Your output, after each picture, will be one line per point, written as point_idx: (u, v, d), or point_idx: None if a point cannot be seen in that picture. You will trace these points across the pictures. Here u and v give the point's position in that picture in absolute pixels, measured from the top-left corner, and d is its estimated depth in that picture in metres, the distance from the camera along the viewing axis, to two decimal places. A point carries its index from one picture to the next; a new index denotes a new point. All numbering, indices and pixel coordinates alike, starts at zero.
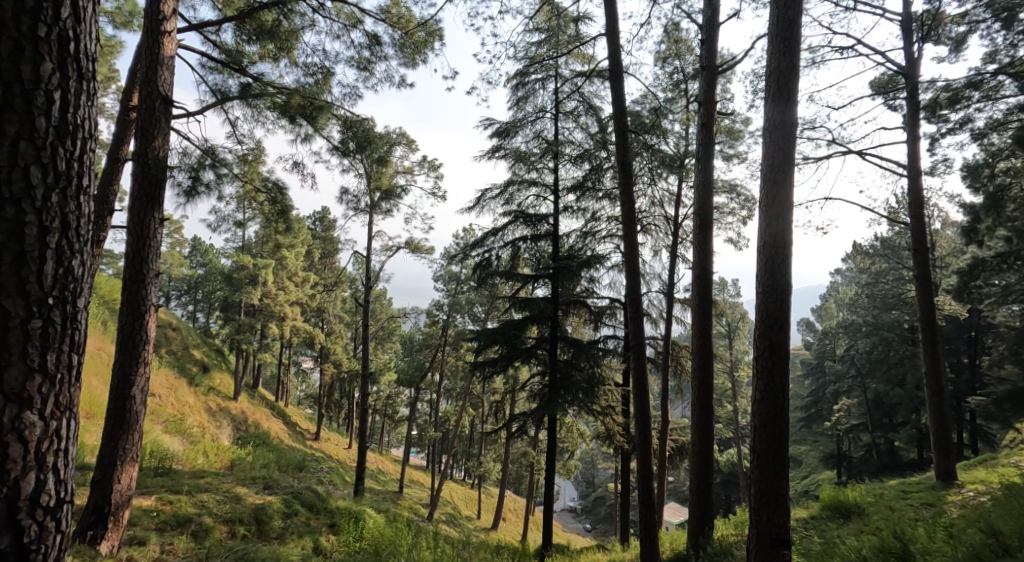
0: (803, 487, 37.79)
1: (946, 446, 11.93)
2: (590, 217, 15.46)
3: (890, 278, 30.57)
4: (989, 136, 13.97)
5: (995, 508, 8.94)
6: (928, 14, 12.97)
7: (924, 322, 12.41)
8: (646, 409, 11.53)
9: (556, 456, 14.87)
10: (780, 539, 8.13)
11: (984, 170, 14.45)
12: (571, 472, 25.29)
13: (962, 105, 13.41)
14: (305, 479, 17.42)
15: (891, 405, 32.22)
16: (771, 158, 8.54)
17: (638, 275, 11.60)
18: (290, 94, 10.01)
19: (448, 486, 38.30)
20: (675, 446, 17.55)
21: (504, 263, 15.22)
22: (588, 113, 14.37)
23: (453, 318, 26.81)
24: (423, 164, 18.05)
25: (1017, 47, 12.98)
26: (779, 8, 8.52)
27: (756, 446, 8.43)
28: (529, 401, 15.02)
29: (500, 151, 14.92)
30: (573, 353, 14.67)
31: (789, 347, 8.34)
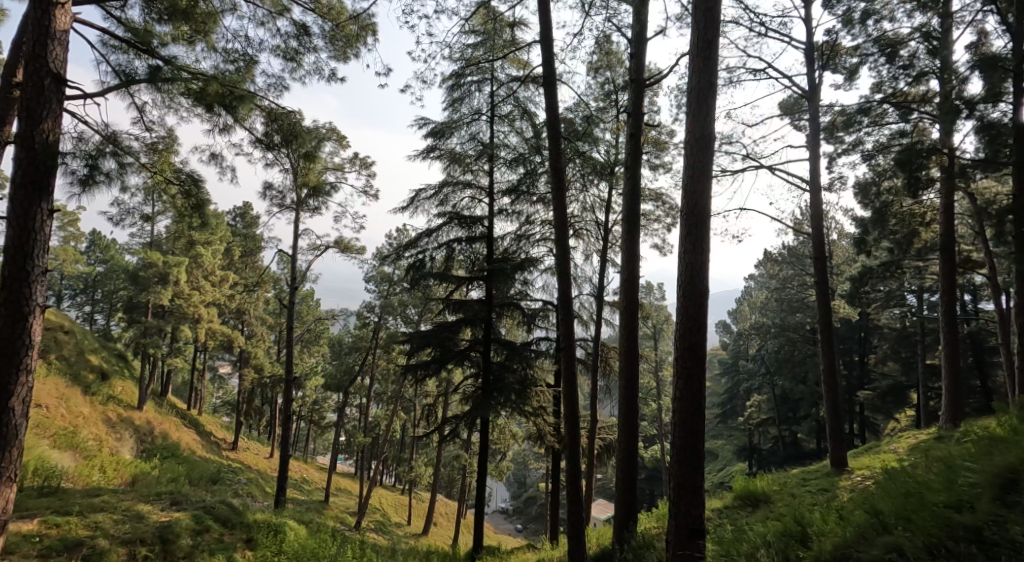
0: (719, 479, 39.56)
1: (839, 435, 12.93)
2: (524, 220, 15.90)
3: (795, 283, 32.39)
4: (876, 158, 15.15)
5: (877, 490, 9.82)
6: (828, 45, 14.01)
7: (822, 323, 13.32)
8: (572, 408, 11.96)
9: (487, 457, 15.13)
10: (696, 529, 8.69)
11: (872, 188, 15.74)
12: (502, 474, 25.74)
13: (855, 128, 14.62)
14: (216, 493, 17.08)
15: (795, 400, 34.28)
16: (693, 169, 9.11)
17: (569, 279, 12.07)
18: (207, 80, 9.92)
19: (378, 492, 38.13)
20: (604, 444, 18.12)
21: (438, 264, 15.44)
22: (523, 117, 14.80)
23: (385, 320, 26.75)
24: (355, 162, 18.05)
25: (898, 79, 14.52)
26: (700, 30, 9.12)
27: (675, 442, 8.98)
28: (462, 403, 15.23)
29: (435, 151, 15.19)
30: (505, 355, 15.03)
31: (706, 348, 8.93)
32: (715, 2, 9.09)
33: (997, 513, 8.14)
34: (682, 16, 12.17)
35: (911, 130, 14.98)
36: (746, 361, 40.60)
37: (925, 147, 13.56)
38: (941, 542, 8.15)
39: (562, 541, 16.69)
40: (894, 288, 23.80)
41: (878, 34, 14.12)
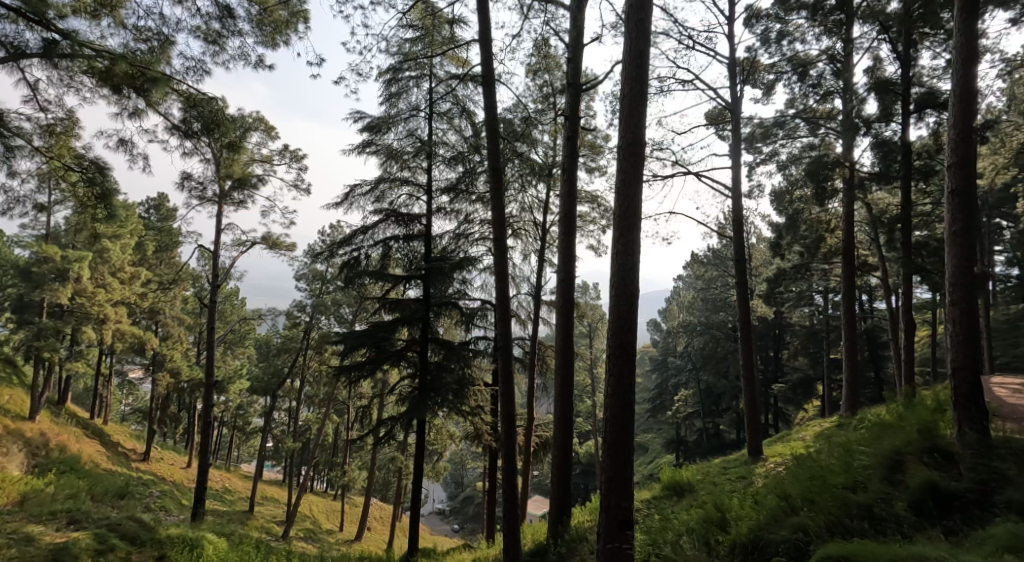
0: (649, 471, 40.81)
1: (756, 427, 13.65)
2: (463, 219, 16.07)
3: (718, 284, 33.84)
4: (789, 168, 15.94)
5: (788, 475, 10.58)
6: (748, 61, 14.91)
7: (742, 321, 14.03)
8: (509, 406, 12.23)
9: (424, 457, 15.24)
10: (625, 521, 9.08)
11: (786, 197, 16.43)
12: (438, 473, 25.88)
13: (772, 140, 15.47)
14: (122, 509, 16.30)
15: (718, 393, 35.81)
16: (625, 173, 9.50)
17: (507, 279, 12.33)
18: (114, 58, 9.47)
19: (308, 499, 37.50)
20: (540, 441, 18.45)
21: (373, 262, 15.46)
22: (461, 116, 15.01)
23: (317, 320, 26.46)
24: (285, 154, 17.70)
25: (809, 96, 15.44)
26: (632, 38, 9.52)
27: (607, 435, 9.34)
28: (398, 404, 15.31)
29: (371, 147, 15.23)
30: (442, 355, 15.16)
31: (637, 347, 9.32)
32: (646, 13, 9.51)
33: (885, 492, 9.17)
34: (617, 24, 12.61)
35: (820, 143, 15.87)
36: (674, 358, 41.76)
37: (829, 160, 14.91)
38: (838, 520, 8.96)
39: (499, 539, 16.95)
40: (804, 289, 25.02)
41: (792, 53, 15.06)
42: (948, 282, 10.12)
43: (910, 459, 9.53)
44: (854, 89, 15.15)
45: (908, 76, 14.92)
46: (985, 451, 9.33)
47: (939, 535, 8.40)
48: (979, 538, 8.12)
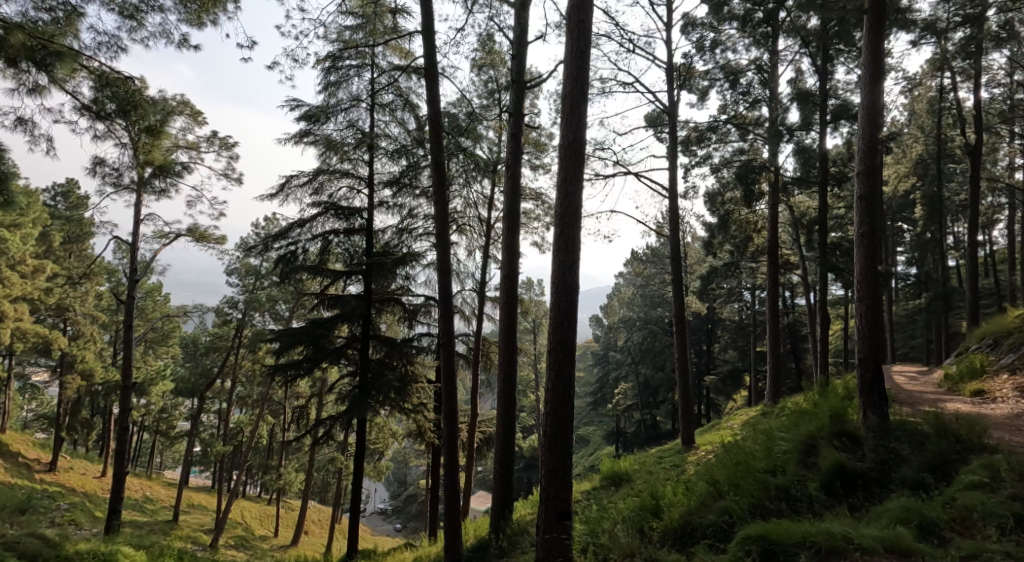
0: (590, 463, 41.42)
1: (689, 417, 14.17)
2: (406, 214, 16.05)
3: (655, 281, 34.62)
4: (720, 171, 16.56)
5: (715, 463, 11.10)
6: (684, 67, 15.38)
7: (676, 317, 14.49)
8: (452, 403, 12.33)
9: (365, 455, 15.22)
10: (563, 512, 9.34)
11: (719, 197, 17.50)
12: (379, 473, 25.78)
13: (705, 143, 16.03)
14: (29, 522, 15.32)
15: (656, 386, 36.62)
16: (565, 170, 9.72)
17: (450, 274, 12.44)
18: (11, 29, 9.02)
19: (240, 504, 36.61)
20: (483, 437, 18.55)
21: (312, 256, 15.34)
22: (404, 108, 15.01)
23: (250, 317, 25.86)
24: (213, 142, 17.14)
25: (739, 102, 16.03)
26: (573, 38, 9.75)
27: (546, 429, 9.56)
28: (338, 403, 15.25)
29: (309, 137, 15.10)
30: (384, 353, 15.17)
31: (576, 341, 9.57)
32: (587, 15, 9.74)
33: (801, 474, 9.72)
34: (561, 23, 12.84)
35: (749, 149, 16.47)
36: (614, 353, 42.44)
37: (757, 164, 15.70)
38: (760, 502, 9.50)
39: (440, 537, 17.04)
40: (734, 285, 26.33)
41: (724, 61, 15.63)
42: (857, 278, 10.63)
43: (822, 443, 10.12)
44: (779, 99, 15.84)
45: (826, 88, 15.69)
46: (884, 434, 9.97)
47: (844, 511, 8.95)
48: (878, 512, 8.69)
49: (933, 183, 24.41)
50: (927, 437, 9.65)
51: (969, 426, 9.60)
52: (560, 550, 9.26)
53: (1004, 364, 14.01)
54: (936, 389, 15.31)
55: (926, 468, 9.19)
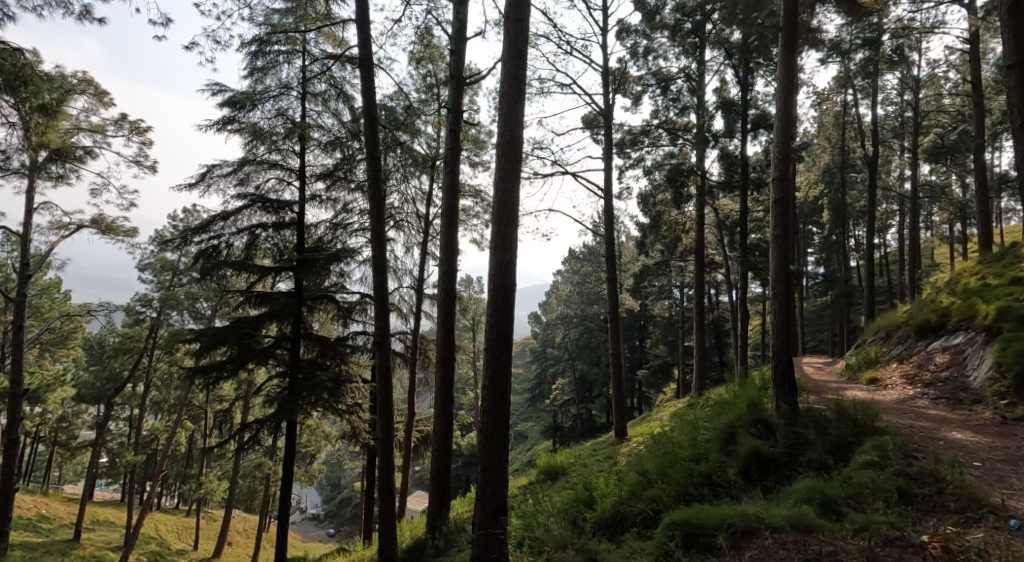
0: (528, 457, 41.94)
1: (622, 410, 14.59)
2: (341, 209, 15.91)
3: (591, 279, 35.15)
4: (653, 174, 17.06)
5: (646, 453, 11.49)
6: (620, 72, 15.79)
7: (610, 314, 14.86)
8: (388, 402, 12.33)
9: (295, 458, 14.90)
10: (499, 508, 9.50)
11: (652, 198, 17.77)
12: (311, 476, 25.44)
13: (639, 147, 16.50)
14: None
15: (593, 379, 37.62)
16: (503, 168, 9.89)
17: (384, 271, 12.45)
18: None
19: (154, 518, 35.20)
20: (421, 436, 18.52)
21: (238, 251, 15.00)
22: (339, 99, 14.86)
23: (166, 316, 24.79)
24: (122, 126, 16.53)
25: (670, 109, 16.55)
26: (511, 37, 9.92)
27: (483, 426, 9.70)
28: (266, 406, 14.90)
29: (234, 124, 14.69)
30: (317, 353, 15.00)
31: (512, 339, 9.74)
32: (524, 14, 9.92)
33: (722, 460, 10.17)
34: (500, 21, 12.99)
35: (679, 153, 17.02)
36: (552, 349, 43.12)
37: (686, 167, 16.49)
38: (687, 489, 9.91)
39: (375, 540, 16.94)
40: (665, 285, 28.05)
41: (656, 68, 16.10)
42: (773, 277, 11.15)
43: (741, 430, 10.63)
44: (705, 106, 16.42)
45: (747, 98, 16.35)
46: (795, 421, 10.51)
47: (758, 493, 9.43)
48: (786, 493, 9.14)
49: (841, 189, 25.81)
50: (830, 422, 10.25)
51: (865, 411, 10.26)
52: (495, 545, 9.42)
53: (894, 354, 15.23)
54: (839, 378, 16.48)
55: (829, 450, 9.75)
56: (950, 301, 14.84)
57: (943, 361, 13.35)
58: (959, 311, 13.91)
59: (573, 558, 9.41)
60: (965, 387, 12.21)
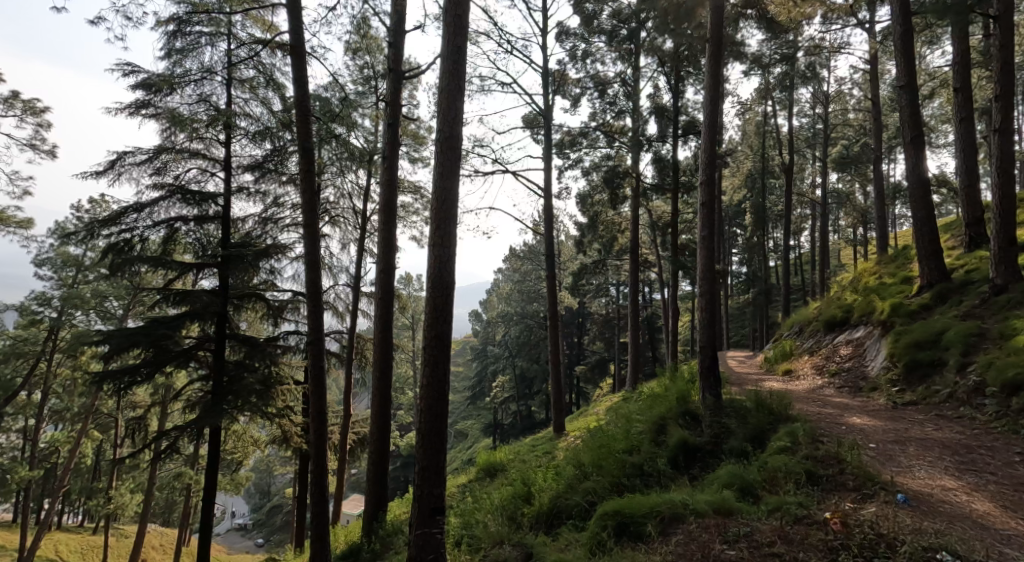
0: (467, 455, 42.07)
1: (560, 405, 14.86)
2: (271, 202, 15.65)
3: (533, 277, 35.80)
4: (590, 174, 17.39)
5: (581, 447, 11.77)
6: (558, 74, 16.07)
7: (549, 312, 15.08)
8: (321, 404, 12.17)
9: (218, 466, 14.34)
10: (437, 507, 9.57)
11: (590, 198, 18.18)
12: (236, 483, 24.82)
13: (577, 148, 16.80)
14: None
15: (532, 376, 38.26)
16: (442, 164, 9.92)
17: (317, 268, 12.32)
18: None
19: (54, 539, 33.14)
20: (357, 438, 18.33)
21: (154, 246, 14.30)
22: (270, 87, 14.20)
23: (67, 317, 23.60)
24: (14, 105, 15.79)
25: (607, 112, 16.88)
26: (450, 32, 9.92)
27: (420, 426, 9.73)
28: (186, 411, 14.44)
29: (150, 108, 13.98)
30: (243, 354, 14.64)
31: (450, 338, 9.80)
32: (464, 9, 9.93)
33: (652, 451, 10.53)
34: (438, 15, 12.97)
35: (615, 155, 17.39)
36: (493, 347, 43.41)
37: (621, 169, 16.91)
38: (620, 480, 10.20)
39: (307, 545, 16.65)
40: (601, 283, 28.55)
41: (593, 72, 16.43)
42: (699, 276, 11.52)
43: (670, 422, 11.04)
44: (640, 110, 16.84)
45: (678, 104, 16.85)
46: (719, 412, 10.91)
47: (685, 481, 9.79)
48: (710, 480, 9.50)
49: (762, 194, 26.93)
50: (750, 411, 10.72)
51: (779, 400, 10.77)
52: (431, 546, 9.48)
53: (806, 347, 16.08)
54: (758, 371, 17.26)
55: (748, 438, 10.18)
56: (853, 297, 16.12)
57: (846, 352, 14.27)
58: (859, 307, 14.99)
59: (510, 554, 9.54)
60: (865, 376, 13.03)
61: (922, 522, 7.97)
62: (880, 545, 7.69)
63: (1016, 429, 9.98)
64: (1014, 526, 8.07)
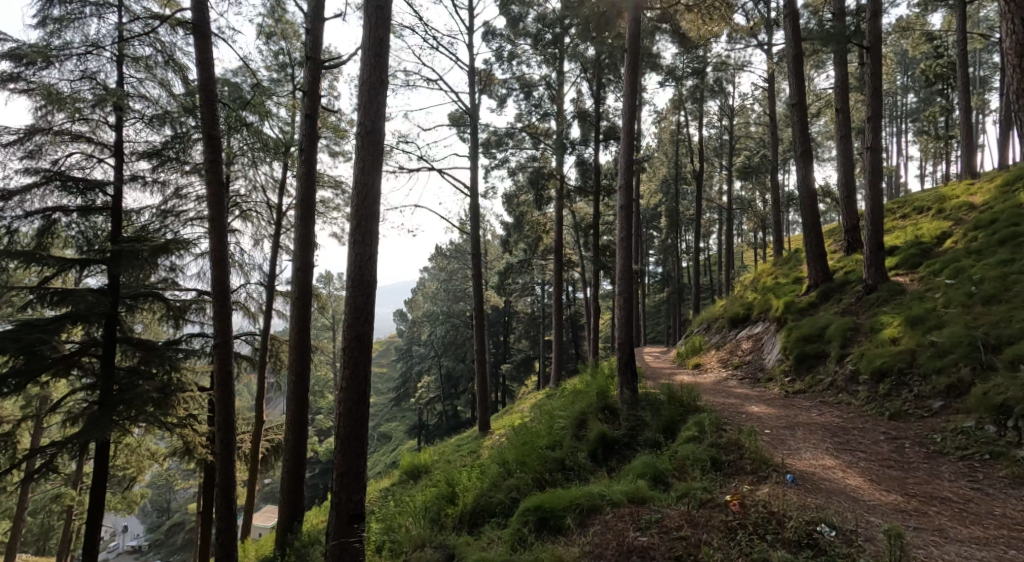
0: (390, 458, 41.59)
1: (486, 404, 14.99)
2: (173, 193, 14.75)
3: (459, 277, 35.84)
4: (517, 174, 17.60)
5: (505, 444, 11.99)
6: (484, 74, 16.22)
7: (476, 312, 15.14)
8: (230, 410, 11.92)
9: (105, 477, 13.81)
10: (355, 514, 9.52)
11: (516, 198, 18.44)
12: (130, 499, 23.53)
13: (503, 148, 17.00)
14: None
15: (459, 376, 38.41)
16: (363, 160, 9.78)
17: (224, 264, 11.98)
18: None
19: None
20: (271, 445, 17.89)
21: (27, 240, 13.11)
22: (168, 68, 13.02)
23: None
24: None
25: (532, 113, 17.14)
26: (371, 24, 9.75)
27: (340, 430, 9.66)
28: (64, 425, 13.40)
29: (21, 82, 12.31)
30: (138, 358, 14.07)
31: (372, 338, 9.76)
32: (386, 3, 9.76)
33: (573, 446, 10.83)
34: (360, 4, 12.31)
35: (540, 156, 17.65)
36: (417, 348, 43.18)
37: (546, 171, 17.25)
38: (543, 476, 10.43)
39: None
40: (527, 282, 28.89)
41: (519, 73, 16.63)
42: (616, 275, 11.87)
43: (590, 416, 11.39)
44: (564, 114, 17.16)
45: (599, 110, 17.26)
46: (636, 406, 11.30)
47: (604, 472, 10.09)
48: (626, 471, 9.82)
49: (676, 199, 27.95)
50: (663, 404, 11.16)
51: (689, 392, 11.29)
52: (350, 553, 9.47)
53: (713, 342, 16.89)
54: (671, 365, 17.97)
55: (661, 429, 10.57)
56: (753, 295, 17.07)
57: (747, 346, 15.09)
58: (760, 304, 15.91)
59: (432, 555, 9.59)
60: (763, 367, 13.84)
61: (806, 499, 8.37)
62: (771, 522, 7.95)
63: (882, 412, 10.78)
64: (880, 497, 8.61)
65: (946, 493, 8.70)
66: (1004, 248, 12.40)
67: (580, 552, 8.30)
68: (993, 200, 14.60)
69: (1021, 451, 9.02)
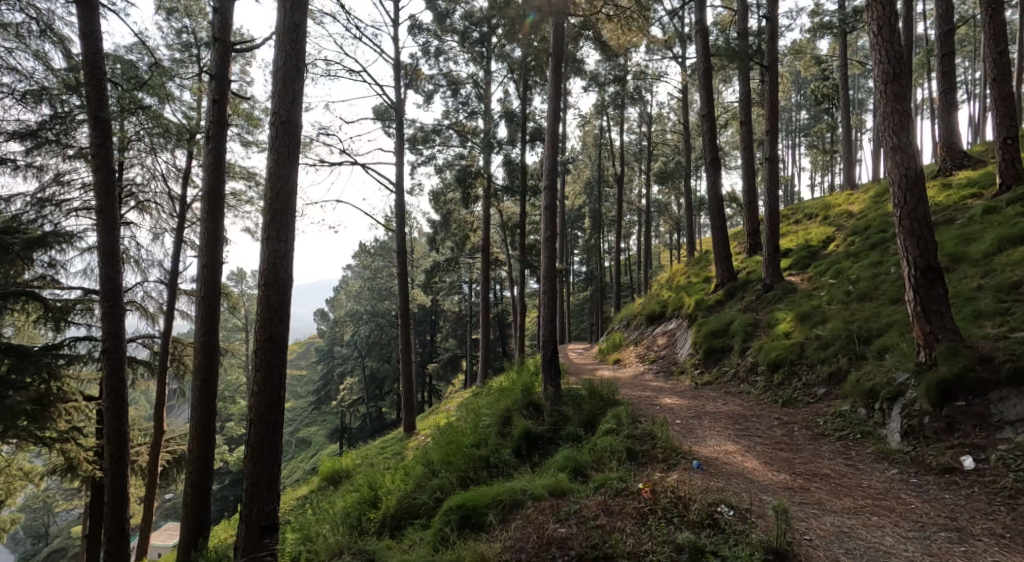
0: (311, 463, 40.73)
1: (410, 403, 14.95)
2: (54, 178, 13.96)
3: (384, 275, 35.56)
4: (444, 172, 17.59)
5: (430, 445, 12.03)
6: (411, 68, 16.16)
7: (401, 309, 15.07)
8: (124, 420, 11.52)
9: None
10: (266, 526, 9.34)
11: (444, 197, 18.47)
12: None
13: (429, 144, 16.97)
14: None
15: (384, 376, 38.13)
16: (277, 153, 9.56)
17: (114, 260, 11.43)
18: None
19: None
20: (171, 457, 17.17)
21: None
22: (49, 40, 12.04)
23: None
24: None
25: (458, 111, 17.20)
26: (288, 11, 9.48)
27: (251, 437, 9.45)
28: None
29: None
30: (7, 366, 12.56)
31: (286, 339, 9.62)
32: None
33: (497, 443, 10.97)
34: None
35: (467, 155, 17.69)
36: (340, 348, 42.57)
37: (471, 170, 17.35)
38: (469, 474, 10.53)
39: None
40: (454, 281, 29.05)
41: (445, 70, 16.65)
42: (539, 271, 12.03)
43: (514, 414, 11.55)
44: (491, 113, 17.29)
45: (526, 111, 17.46)
46: (558, 402, 11.54)
47: (526, 468, 10.27)
48: (547, 465, 10.04)
49: (598, 201, 28.66)
50: (584, 399, 11.44)
51: (609, 387, 11.61)
52: None
53: (632, 339, 17.41)
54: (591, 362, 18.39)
55: (582, 423, 10.87)
56: (668, 293, 17.74)
57: (661, 342, 15.63)
58: (675, 301, 16.52)
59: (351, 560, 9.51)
60: (675, 361, 14.36)
61: (709, 482, 8.74)
62: (676, 506, 8.25)
63: (777, 399, 11.36)
64: (771, 477, 9.06)
65: (825, 471, 9.23)
66: (875, 251, 13.26)
67: (501, 547, 8.40)
68: (870, 207, 15.68)
69: (884, 429, 9.65)
